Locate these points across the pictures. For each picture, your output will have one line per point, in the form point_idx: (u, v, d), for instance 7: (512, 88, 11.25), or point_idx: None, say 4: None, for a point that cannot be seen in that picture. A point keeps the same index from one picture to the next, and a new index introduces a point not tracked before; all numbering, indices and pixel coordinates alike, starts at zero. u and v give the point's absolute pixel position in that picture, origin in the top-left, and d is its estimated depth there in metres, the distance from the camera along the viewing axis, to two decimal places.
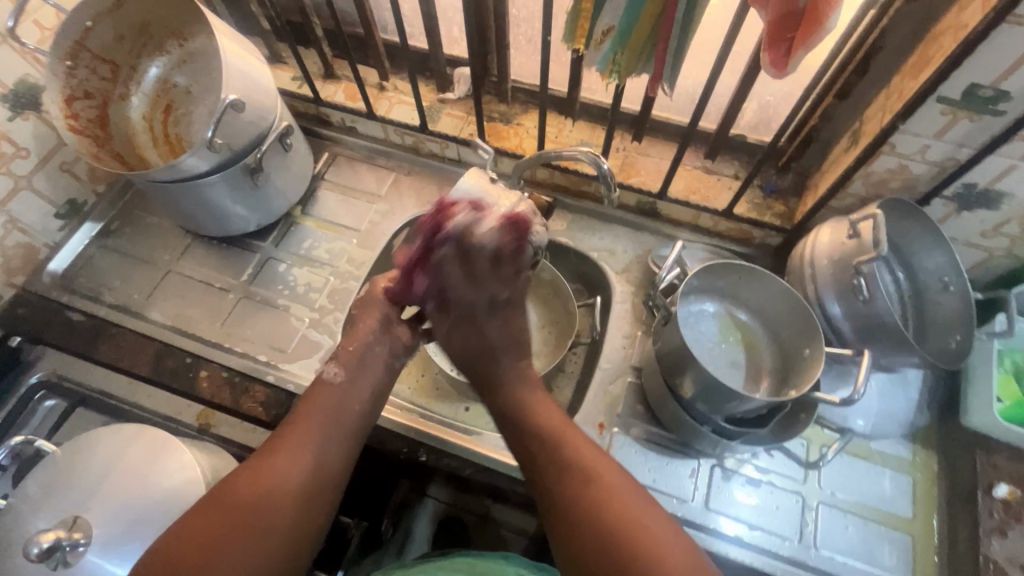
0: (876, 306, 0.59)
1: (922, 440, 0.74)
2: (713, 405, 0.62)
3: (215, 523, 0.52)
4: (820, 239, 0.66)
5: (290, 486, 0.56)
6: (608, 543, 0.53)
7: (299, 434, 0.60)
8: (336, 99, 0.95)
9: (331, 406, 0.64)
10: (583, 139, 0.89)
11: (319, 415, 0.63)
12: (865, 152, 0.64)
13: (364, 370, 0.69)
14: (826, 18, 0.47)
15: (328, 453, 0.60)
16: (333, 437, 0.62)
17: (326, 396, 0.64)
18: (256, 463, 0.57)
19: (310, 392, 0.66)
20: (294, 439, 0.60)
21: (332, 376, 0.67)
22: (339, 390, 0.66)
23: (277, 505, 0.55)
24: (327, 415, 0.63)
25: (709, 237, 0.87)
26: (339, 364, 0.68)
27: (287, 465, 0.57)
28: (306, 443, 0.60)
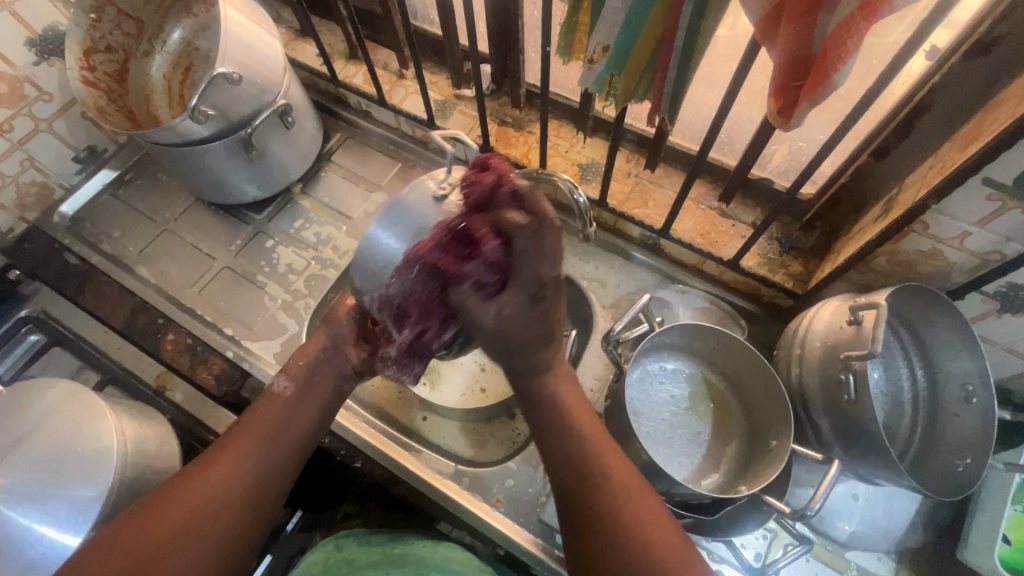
0: (861, 410, 0.50)
1: (908, 563, 0.64)
2: (652, 479, 0.56)
3: (149, 531, 0.50)
4: (821, 316, 0.57)
5: (229, 497, 0.53)
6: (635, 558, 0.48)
7: (240, 443, 0.57)
8: (354, 81, 0.94)
9: (276, 419, 0.59)
10: (594, 158, 0.83)
11: (263, 427, 0.58)
12: (892, 227, 0.55)
13: (313, 383, 0.63)
14: (835, 71, 0.38)
15: (274, 463, 0.57)
16: (276, 451, 0.58)
17: (275, 407, 0.60)
18: (195, 471, 0.54)
19: (259, 402, 0.61)
20: (236, 448, 0.56)
21: (281, 386, 0.62)
22: (289, 403, 0.61)
23: (214, 516, 0.52)
24: (272, 428, 0.58)
25: (714, 285, 0.79)
26: (290, 377, 0.63)
27: (230, 475, 0.54)
28: (250, 452, 0.56)
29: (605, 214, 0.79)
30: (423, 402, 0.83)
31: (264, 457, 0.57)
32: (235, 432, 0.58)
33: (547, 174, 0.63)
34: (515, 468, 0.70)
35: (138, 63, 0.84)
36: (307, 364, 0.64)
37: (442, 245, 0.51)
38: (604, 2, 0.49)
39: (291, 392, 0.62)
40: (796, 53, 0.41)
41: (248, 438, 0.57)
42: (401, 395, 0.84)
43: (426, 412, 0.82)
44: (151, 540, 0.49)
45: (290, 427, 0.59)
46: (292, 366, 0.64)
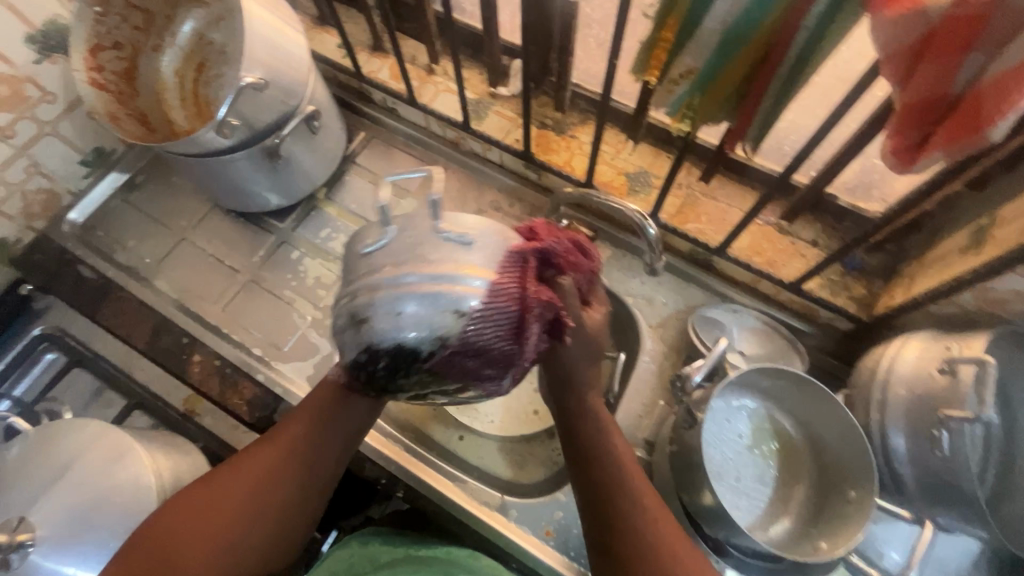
0: (954, 467, 0.48)
1: None
2: (723, 530, 0.53)
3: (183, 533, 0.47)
4: (904, 357, 0.53)
5: (268, 502, 0.49)
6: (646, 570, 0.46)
7: (280, 441, 0.51)
8: (379, 76, 0.87)
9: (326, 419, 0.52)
10: (642, 166, 0.78)
11: (306, 428, 0.52)
12: (989, 267, 0.51)
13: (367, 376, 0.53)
14: (988, 126, 0.34)
15: (319, 465, 0.52)
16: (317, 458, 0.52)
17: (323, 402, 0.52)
18: (235, 468, 0.50)
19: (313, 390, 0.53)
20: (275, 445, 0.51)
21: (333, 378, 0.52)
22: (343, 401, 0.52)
23: (252, 520, 0.48)
24: (318, 430, 0.52)
25: (768, 305, 0.75)
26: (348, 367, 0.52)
27: (269, 479, 0.50)
28: (289, 453, 0.51)
29: (656, 230, 0.74)
30: (458, 420, 0.79)
31: (305, 460, 0.51)
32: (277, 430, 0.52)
33: (609, 200, 0.61)
34: (565, 501, 0.67)
35: (147, 59, 0.77)
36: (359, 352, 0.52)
37: (501, 286, 0.44)
38: (696, 21, 0.43)
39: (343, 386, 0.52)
40: (935, 92, 0.36)
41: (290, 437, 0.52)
42: (435, 412, 0.80)
43: (463, 431, 0.79)
44: (183, 543, 0.46)
45: (333, 430, 0.52)
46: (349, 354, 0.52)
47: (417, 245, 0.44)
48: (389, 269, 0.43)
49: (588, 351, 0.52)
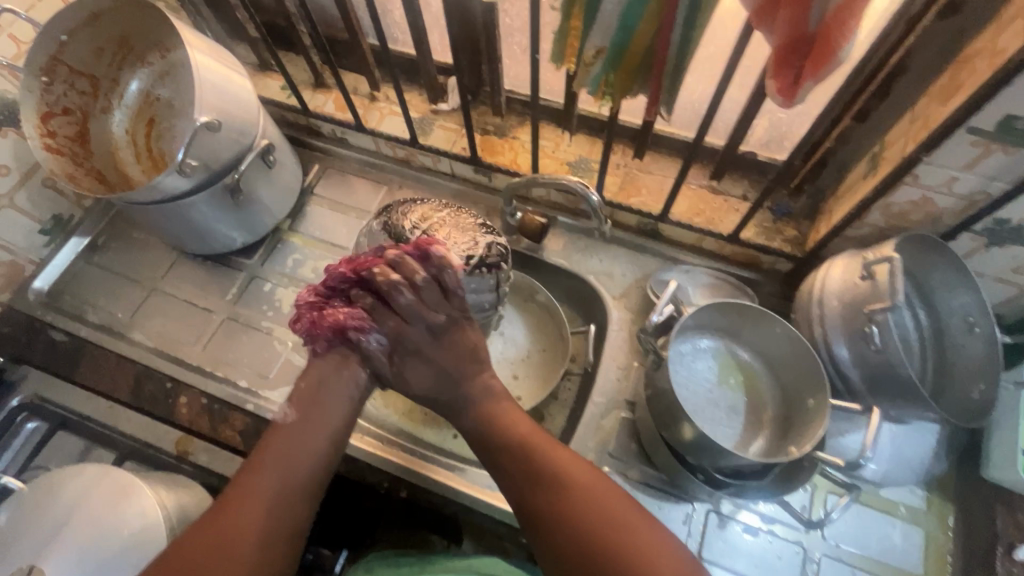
0: (888, 356, 0.54)
1: (937, 489, 0.68)
2: (704, 456, 0.59)
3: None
4: (831, 274, 0.60)
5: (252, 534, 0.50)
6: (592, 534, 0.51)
7: (256, 473, 0.53)
8: (325, 110, 0.92)
9: (286, 450, 0.55)
10: (581, 154, 0.84)
11: (269, 460, 0.54)
12: (885, 182, 0.58)
13: (324, 395, 0.58)
14: (839, 49, 0.42)
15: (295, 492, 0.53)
16: (290, 485, 0.53)
17: (281, 439, 0.55)
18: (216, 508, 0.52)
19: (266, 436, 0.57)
20: (252, 478, 0.52)
21: (286, 418, 0.57)
22: (298, 430, 0.56)
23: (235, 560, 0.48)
24: (279, 459, 0.54)
25: (715, 260, 0.82)
26: (294, 405, 0.58)
27: (256, 509, 0.51)
28: (267, 481, 0.52)
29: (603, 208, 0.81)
30: (450, 421, 0.82)
31: (281, 488, 0.53)
32: (248, 466, 0.54)
33: (559, 177, 0.67)
34: None
35: (97, 122, 0.80)
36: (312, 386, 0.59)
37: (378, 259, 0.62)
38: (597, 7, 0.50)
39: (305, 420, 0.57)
40: (794, 33, 0.43)
41: (259, 473, 0.53)
42: (426, 417, 0.82)
43: (455, 430, 0.81)
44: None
45: (304, 455, 0.55)
46: (297, 396, 0.58)
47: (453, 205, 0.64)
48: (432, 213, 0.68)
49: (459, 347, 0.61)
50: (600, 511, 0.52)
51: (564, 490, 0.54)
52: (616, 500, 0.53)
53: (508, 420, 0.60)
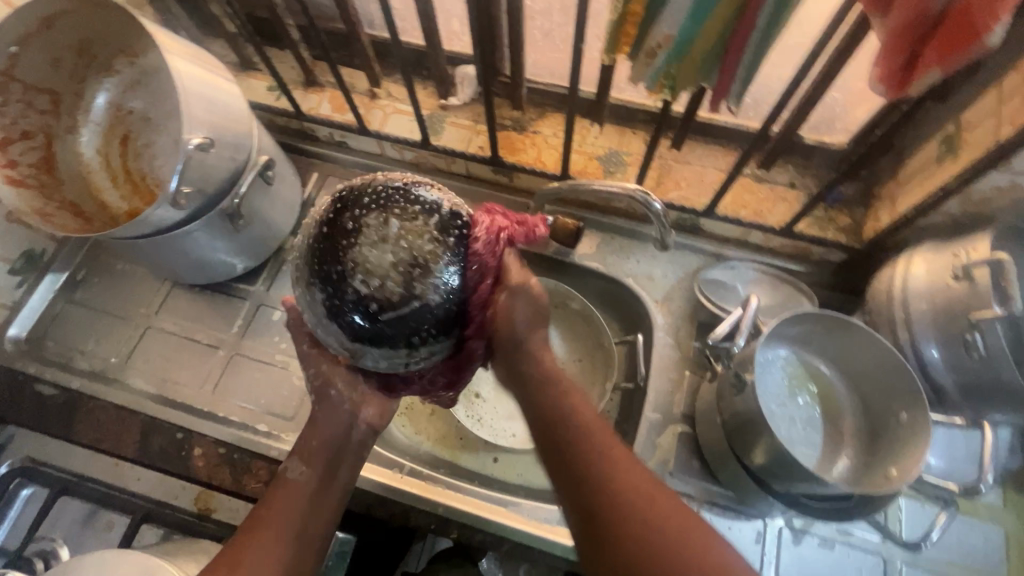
0: (994, 365, 0.49)
1: (1012, 483, 0.66)
2: (793, 480, 0.54)
3: None
4: (914, 273, 0.55)
5: None
6: (655, 548, 0.44)
7: (263, 536, 0.51)
8: (321, 111, 0.82)
9: (285, 515, 0.52)
10: (612, 147, 0.77)
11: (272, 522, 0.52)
12: (973, 170, 0.53)
13: (340, 456, 0.56)
14: (986, 32, 0.35)
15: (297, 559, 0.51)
16: (289, 549, 0.51)
17: (286, 498, 0.53)
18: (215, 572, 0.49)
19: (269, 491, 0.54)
20: (258, 542, 0.50)
21: (297, 474, 0.55)
22: (302, 490, 0.54)
23: None
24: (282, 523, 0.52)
25: (761, 253, 0.77)
26: (304, 461, 0.56)
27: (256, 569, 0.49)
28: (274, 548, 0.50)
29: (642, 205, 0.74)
30: (489, 444, 0.77)
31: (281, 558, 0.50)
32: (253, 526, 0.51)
33: (613, 186, 0.61)
34: None
35: (64, 144, 0.70)
36: (321, 444, 0.56)
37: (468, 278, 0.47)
38: None
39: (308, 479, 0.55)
40: (922, 13, 0.36)
41: (260, 537, 0.51)
42: (463, 442, 0.77)
43: (496, 453, 0.76)
44: None
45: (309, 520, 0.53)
46: (306, 450, 0.56)
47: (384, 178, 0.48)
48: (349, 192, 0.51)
49: (523, 320, 0.54)
50: (661, 524, 0.45)
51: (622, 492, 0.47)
52: (690, 519, 0.46)
53: (571, 413, 0.52)
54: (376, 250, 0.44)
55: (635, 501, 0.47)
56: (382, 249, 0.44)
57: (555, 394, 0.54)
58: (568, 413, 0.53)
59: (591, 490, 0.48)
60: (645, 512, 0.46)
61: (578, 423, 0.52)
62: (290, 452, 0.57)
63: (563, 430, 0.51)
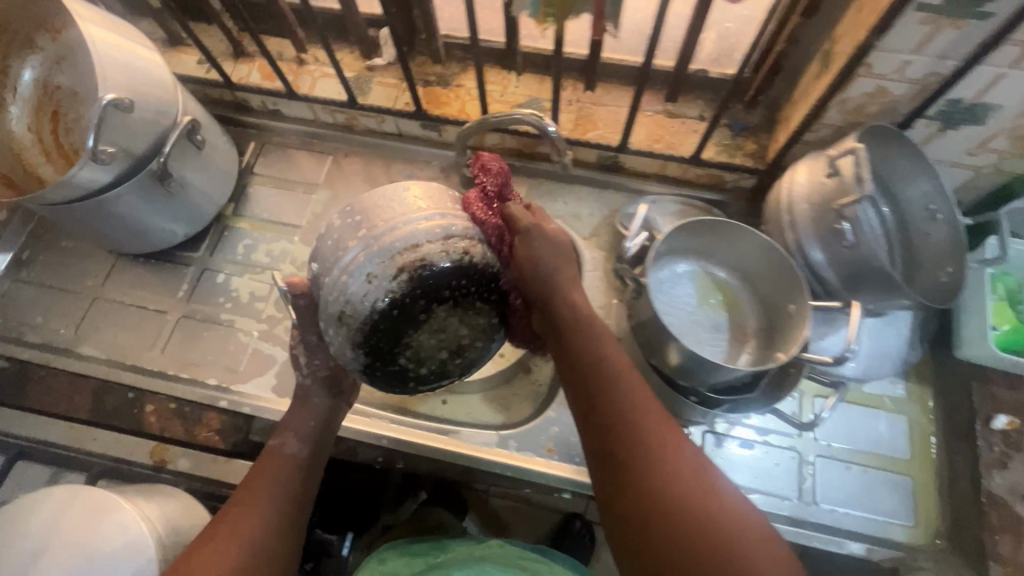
0: (862, 250, 0.54)
1: (915, 376, 0.70)
2: (698, 375, 0.59)
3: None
4: (797, 179, 0.60)
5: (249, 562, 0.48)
6: (683, 513, 0.44)
7: (255, 505, 0.51)
8: (251, 80, 0.85)
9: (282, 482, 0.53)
10: (530, 95, 0.80)
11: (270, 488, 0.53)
12: (839, 77, 0.57)
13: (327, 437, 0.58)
14: None
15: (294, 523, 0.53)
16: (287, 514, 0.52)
17: (284, 469, 0.54)
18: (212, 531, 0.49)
19: (262, 462, 0.55)
20: (251, 509, 0.51)
21: (292, 448, 0.56)
22: (299, 464, 0.55)
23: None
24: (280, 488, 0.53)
25: (679, 186, 0.81)
26: (301, 438, 0.56)
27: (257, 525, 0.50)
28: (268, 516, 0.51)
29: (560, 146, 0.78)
30: None
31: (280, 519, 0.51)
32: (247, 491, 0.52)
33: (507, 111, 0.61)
34: (556, 415, 0.72)
35: None
36: (316, 423, 0.58)
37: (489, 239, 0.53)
38: None
39: (306, 454, 0.56)
40: None
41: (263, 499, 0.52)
42: None
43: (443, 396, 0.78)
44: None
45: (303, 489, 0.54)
46: (303, 427, 0.57)
47: (410, 220, 0.49)
48: (372, 243, 0.49)
49: (550, 258, 0.54)
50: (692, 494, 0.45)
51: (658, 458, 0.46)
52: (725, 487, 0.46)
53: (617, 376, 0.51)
54: (440, 332, 0.52)
55: (669, 467, 0.46)
56: (452, 330, 0.52)
57: (594, 352, 0.52)
58: (615, 375, 0.51)
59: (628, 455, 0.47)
60: (682, 479, 0.45)
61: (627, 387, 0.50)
62: (284, 429, 0.57)
63: (606, 375, 0.50)
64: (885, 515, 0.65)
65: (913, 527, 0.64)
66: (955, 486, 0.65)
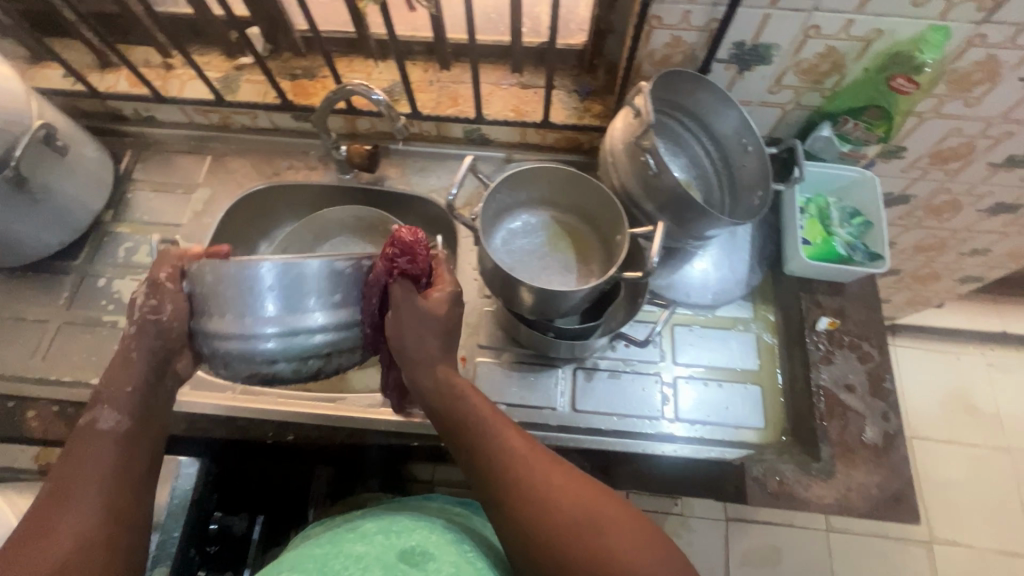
0: (665, 178, 0.60)
1: (759, 296, 0.78)
2: (544, 307, 0.64)
3: None
4: (616, 126, 0.66)
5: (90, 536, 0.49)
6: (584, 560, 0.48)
7: (74, 486, 0.50)
8: (119, 89, 0.86)
9: (102, 458, 0.53)
10: (393, 79, 0.85)
11: (91, 463, 0.52)
12: (638, 30, 0.65)
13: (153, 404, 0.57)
14: None
15: (131, 483, 0.53)
16: (118, 481, 0.52)
17: (101, 446, 0.53)
18: (36, 521, 0.49)
19: (77, 442, 0.53)
20: (71, 490, 0.50)
21: (110, 422, 0.54)
22: (118, 435, 0.54)
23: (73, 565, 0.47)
24: (101, 463, 0.52)
25: (542, 151, 0.87)
26: (117, 409, 0.55)
27: (83, 505, 0.50)
28: (90, 492, 0.51)
29: (417, 117, 0.83)
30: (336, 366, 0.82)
31: (110, 490, 0.51)
32: (67, 474, 0.51)
33: (344, 84, 0.71)
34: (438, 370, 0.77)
35: None
36: (136, 391, 0.56)
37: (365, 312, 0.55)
38: None
39: (127, 426, 0.55)
40: None
41: (85, 477, 0.51)
42: None
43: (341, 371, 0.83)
44: None
45: (132, 458, 0.54)
46: (123, 400, 0.55)
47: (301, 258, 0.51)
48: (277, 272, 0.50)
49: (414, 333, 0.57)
50: (588, 528, 0.49)
51: (549, 516, 0.50)
52: (613, 510, 0.50)
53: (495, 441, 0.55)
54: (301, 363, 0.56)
55: (562, 517, 0.50)
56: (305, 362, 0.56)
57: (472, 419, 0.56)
58: (495, 440, 0.55)
59: (520, 517, 0.51)
60: (574, 527, 0.49)
61: (506, 453, 0.54)
62: (98, 404, 0.55)
63: (486, 446, 0.54)
64: (739, 422, 0.71)
65: (763, 429, 0.70)
66: (794, 387, 0.72)
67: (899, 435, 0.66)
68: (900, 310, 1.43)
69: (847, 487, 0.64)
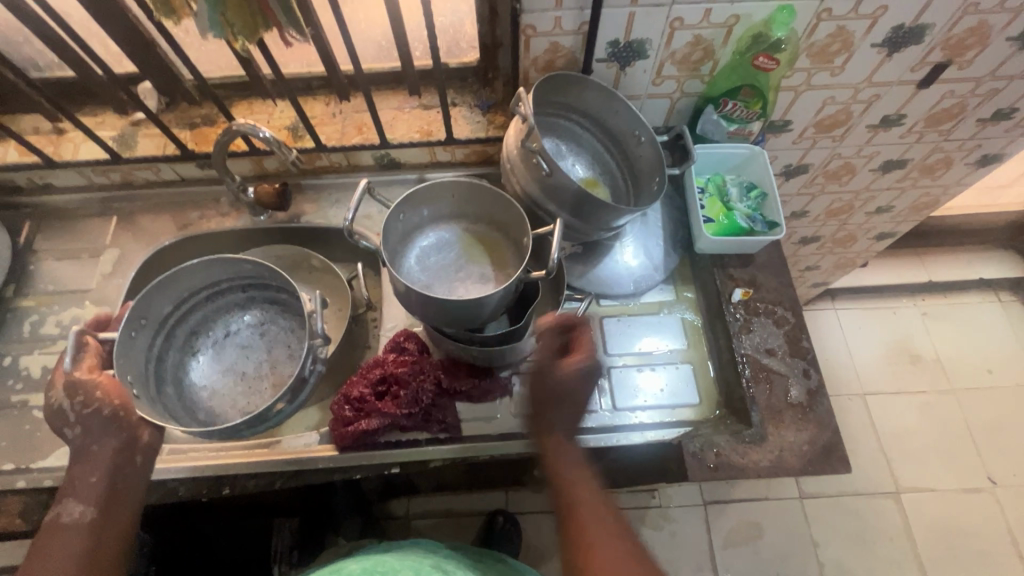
0: (557, 176, 0.62)
1: (678, 278, 0.81)
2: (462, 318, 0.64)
3: None
4: (509, 133, 0.68)
5: None
6: None
7: None
8: (7, 159, 0.83)
9: (67, 552, 0.58)
10: (295, 116, 0.85)
11: (56, 560, 0.57)
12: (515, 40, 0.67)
13: (119, 491, 0.61)
14: None
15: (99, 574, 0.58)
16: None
17: (66, 540, 0.58)
18: None
19: (45, 536, 0.59)
20: None
21: (73, 514, 0.59)
22: (81, 529, 0.59)
23: None
24: (67, 558, 0.57)
25: (455, 168, 0.89)
26: (82, 502, 0.60)
27: None
28: None
29: (323, 150, 0.83)
30: None
31: None
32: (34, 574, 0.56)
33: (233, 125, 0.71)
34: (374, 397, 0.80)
35: None
36: (98, 480, 0.61)
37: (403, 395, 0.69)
38: None
39: (91, 516, 0.60)
40: None
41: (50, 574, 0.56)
42: None
43: None
44: None
45: (99, 547, 0.59)
46: (85, 489, 0.60)
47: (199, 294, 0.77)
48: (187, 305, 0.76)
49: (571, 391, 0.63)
50: None
51: None
52: None
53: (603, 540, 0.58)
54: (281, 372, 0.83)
55: None
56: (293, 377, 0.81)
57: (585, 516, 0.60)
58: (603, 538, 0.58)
59: None
60: None
61: (616, 550, 0.57)
62: (63, 496, 0.60)
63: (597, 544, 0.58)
64: (675, 401, 0.72)
65: (698, 405, 0.72)
66: (722, 359, 0.74)
67: (821, 390, 0.69)
68: (831, 273, 1.50)
69: (780, 449, 0.66)
